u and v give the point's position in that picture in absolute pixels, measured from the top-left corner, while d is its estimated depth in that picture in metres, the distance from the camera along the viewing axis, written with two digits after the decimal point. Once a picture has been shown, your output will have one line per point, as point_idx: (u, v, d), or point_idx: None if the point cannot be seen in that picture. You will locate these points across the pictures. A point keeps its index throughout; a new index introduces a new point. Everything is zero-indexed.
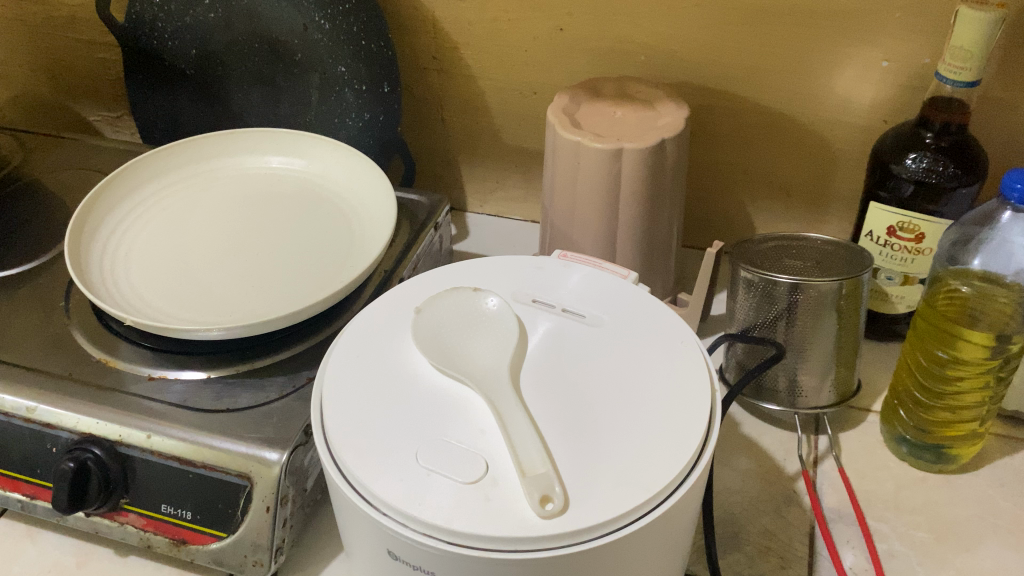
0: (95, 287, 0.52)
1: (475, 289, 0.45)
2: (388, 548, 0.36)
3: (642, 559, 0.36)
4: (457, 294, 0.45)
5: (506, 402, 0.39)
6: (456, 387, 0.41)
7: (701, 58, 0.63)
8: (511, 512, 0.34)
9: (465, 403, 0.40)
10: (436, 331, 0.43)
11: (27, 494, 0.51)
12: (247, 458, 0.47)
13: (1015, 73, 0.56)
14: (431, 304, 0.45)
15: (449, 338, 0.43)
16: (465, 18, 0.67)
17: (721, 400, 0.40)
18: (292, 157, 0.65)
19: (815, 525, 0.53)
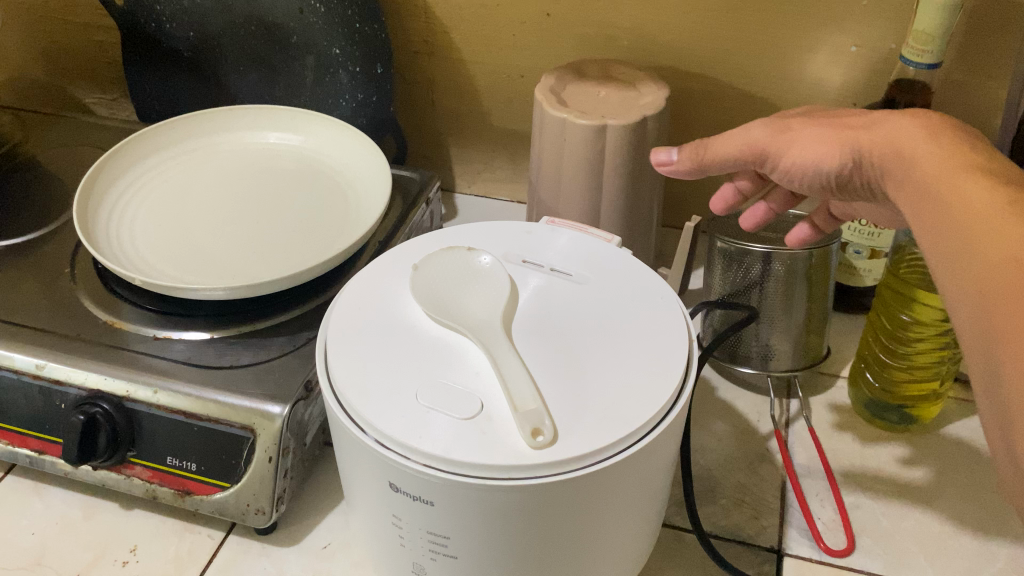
0: (103, 251, 0.54)
1: (469, 249, 0.48)
2: (389, 481, 0.39)
3: (623, 490, 0.39)
4: (451, 253, 0.48)
5: (500, 347, 0.42)
6: (453, 337, 0.43)
7: (681, 42, 0.66)
8: (505, 444, 0.37)
9: (460, 350, 0.42)
10: (431, 285, 0.46)
11: (35, 450, 0.53)
12: (250, 411, 0.49)
13: (974, 58, 0.59)
14: (427, 261, 0.47)
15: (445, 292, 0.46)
16: (456, 3, 0.70)
17: (697, 351, 0.43)
18: (289, 133, 0.68)
19: (786, 479, 0.57)
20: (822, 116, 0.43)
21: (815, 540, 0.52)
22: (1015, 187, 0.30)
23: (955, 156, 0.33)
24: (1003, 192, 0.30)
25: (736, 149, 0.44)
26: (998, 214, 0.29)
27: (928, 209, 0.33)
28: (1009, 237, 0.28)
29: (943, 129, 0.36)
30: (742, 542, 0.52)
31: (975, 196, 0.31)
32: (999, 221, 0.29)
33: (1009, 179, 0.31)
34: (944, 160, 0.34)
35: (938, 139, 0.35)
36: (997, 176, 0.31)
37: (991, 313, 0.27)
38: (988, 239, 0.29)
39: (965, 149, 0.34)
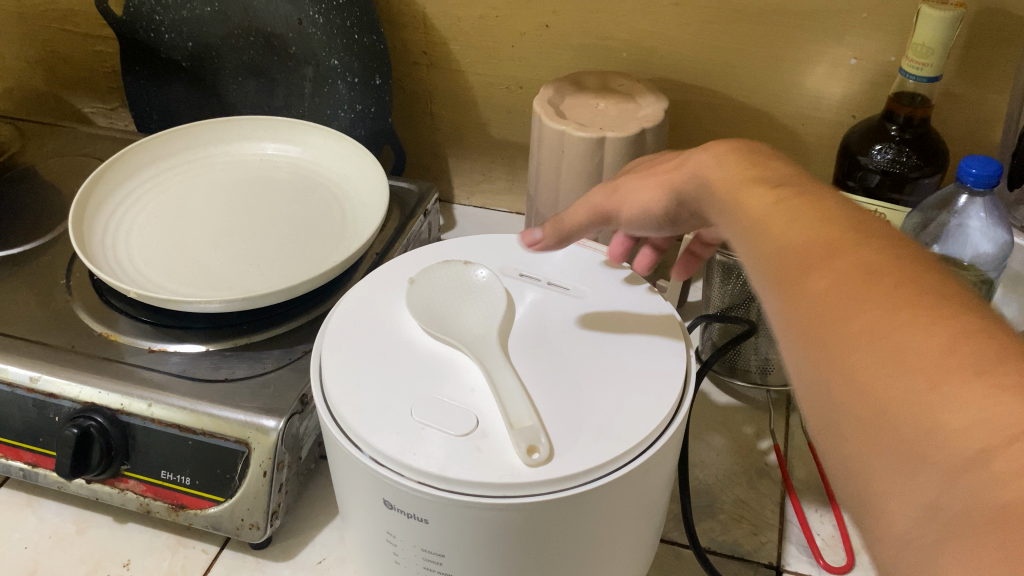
0: (98, 263, 0.54)
1: (466, 262, 0.48)
2: (384, 498, 0.39)
3: (619, 508, 0.39)
4: (448, 267, 0.48)
5: (496, 362, 0.42)
6: (449, 351, 0.43)
7: (680, 54, 0.66)
8: (499, 462, 0.37)
9: (457, 365, 0.42)
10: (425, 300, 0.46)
11: (29, 462, 0.53)
12: (245, 426, 0.49)
13: (975, 71, 0.59)
14: (423, 275, 0.47)
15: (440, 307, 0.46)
16: (454, 14, 0.69)
17: (695, 367, 0.43)
18: (287, 144, 0.68)
19: (785, 495, 0.56)
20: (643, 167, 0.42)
21: (813, 557, 0.52)
22: (781, 187, 0.31)
23: (737, 170, 0.33)
24: (774, 194, 0.30)
25: (579, 219, 0.42)
26: (767, 212, 0.30)
27: (725, 220, 0.33)
28: (778, 230, 0.29)
29: (733, 146, 0.35)
30: (741, 559, 0.52)
31: (754, 205, 0.31)
32: (771, 218, 0.29)
33: (778, 180, 0.31)
34: (731, 178, 0.33)
35: (722, 160, 0.35)
36: (773, 179, 0.31)
37: (776, 300, 0.28)
38: (765, 235, 0.29)
39: (749, 157, 0.34)
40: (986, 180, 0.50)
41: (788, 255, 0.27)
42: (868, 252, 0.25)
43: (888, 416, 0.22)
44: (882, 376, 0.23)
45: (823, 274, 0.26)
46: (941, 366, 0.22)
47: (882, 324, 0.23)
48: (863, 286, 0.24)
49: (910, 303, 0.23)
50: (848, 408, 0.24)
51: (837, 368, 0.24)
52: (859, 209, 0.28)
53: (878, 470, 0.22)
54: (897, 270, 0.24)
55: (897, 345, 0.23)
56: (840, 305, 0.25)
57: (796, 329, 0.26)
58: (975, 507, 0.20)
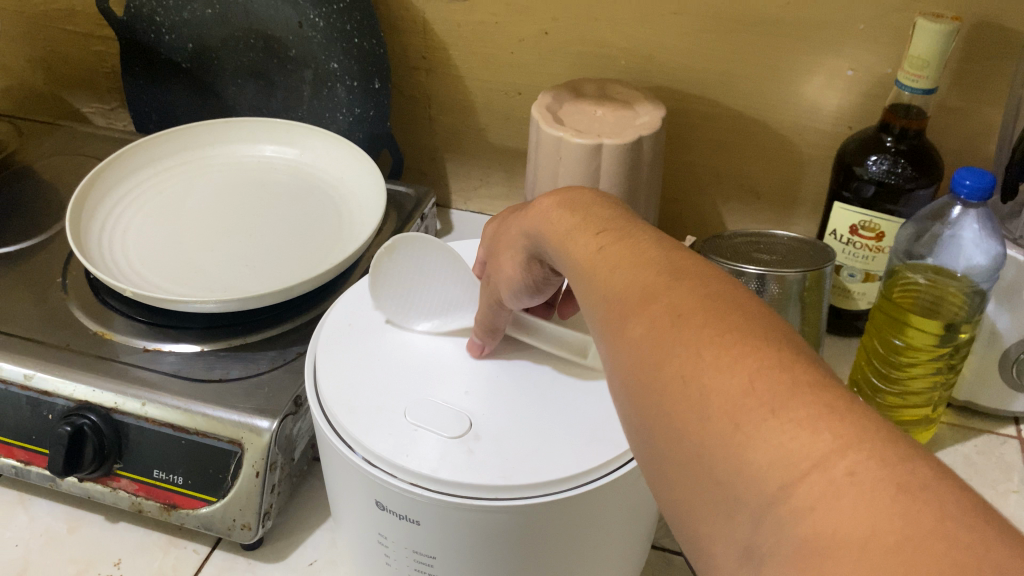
0: (95, 262, 0.54)
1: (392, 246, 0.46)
2: (376, 499, 0.39)
3: (611, 513, 0.39)
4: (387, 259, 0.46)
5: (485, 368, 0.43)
6: (438, 356, 0.43)
7: (679, 64, 0.66)
8: (492, 464, 0.37)
9: (443, 369, 0.42)
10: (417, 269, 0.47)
11: (21, 460, 0.53)
12: (238, 426, 0.49)
13: (970, 84, 0.60)
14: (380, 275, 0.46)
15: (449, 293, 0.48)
16: (454, 20, 0.70)
17: None
18: (285, 146, 0.68)
19: None
20: (497, 242, 0.44)
21: None
22: (606, 233, 0.33)
23: (565, 222, 0.35)
24: (597, 241, 0.33)
25: (480, 310, 0.43)
26: (595, 260, 0.32)
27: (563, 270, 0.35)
28: (605, 277, 0.31)
29: (558, 207, 0.37)
30: None
31: (581, 255, 0.33)
32: (599, 265, 0.32)
33: (603, 226, 0.34)
34: (560, 230, 0.36)
35: (551, 215, 0.37)
36: (597, 227, 0.34)
37: (607, 344, 0.30)
38: (596, 281, 0.32)
39: (580, 206, 0.36)
40: (980, 193, 0.50)
41: (618, 302, 0.30)
42: (676, 295, 0.28)
43: (699, 454, 0.24)
44: (690, 417, 0.24)
45: (639, 322, 0.28)
46: (739, 406, 0.23)
47: (688, 366, 0.25)
48: (669, 332, 0.26)
49: (711, 345, 0.25)
50: (668, 449, 0.25)
51: (656, 410, 0.26)
52: (672, 247, 0.31)
53: (699, 509, 0.24)
54: (700, 312, 0.26)
55: (701, 388, 0.24)
56: (652, 351, 0.27)
57: (621, 374, 0.28)
58: (779, 539, 0.22)
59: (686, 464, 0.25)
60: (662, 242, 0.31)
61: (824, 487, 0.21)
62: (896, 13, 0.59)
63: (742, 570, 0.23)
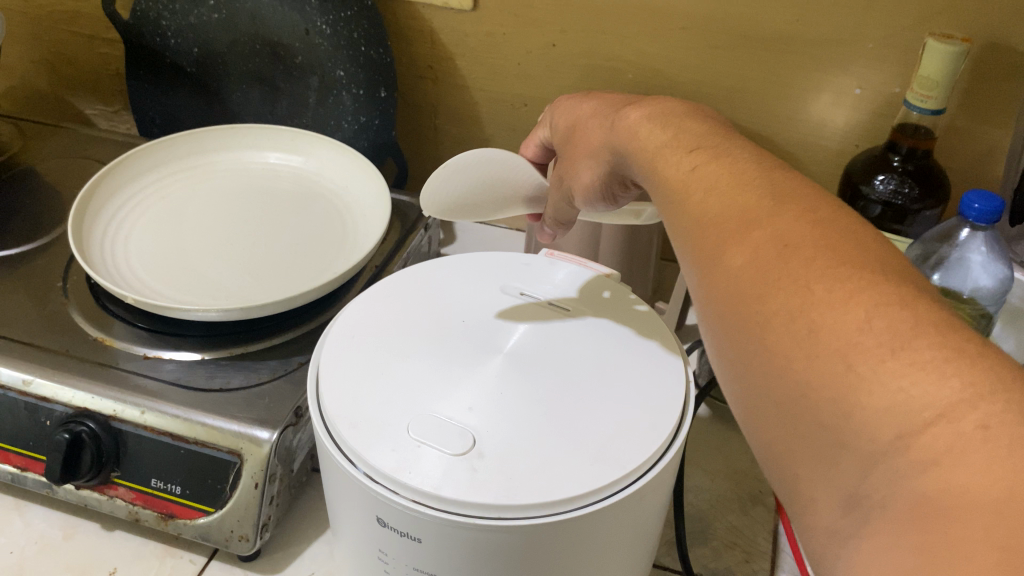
0: (99, 270, 0.53)
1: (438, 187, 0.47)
2: (377, 515, 0.38)
3: (612, 536, 0.39)
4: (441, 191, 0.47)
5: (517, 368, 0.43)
6: (462, 360, 0.44)
7: (686, 78, 0.66)
8: (495, 482, 0.36)
9: (468, 369, 0.43)
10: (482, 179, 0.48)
11: (18, 466, 0.52)
12: (238, 436, 0.48)
13: (979, 105, 0.59)
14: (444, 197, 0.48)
15: (509, 200, 0.50)
16: (461, 30, 0.70)
17: (694, 395, 0.43)
18: (289, 153, 0.68)
19: (778, 523, 0.56)
20: (574, 137, 0.45)
21: None
22: (699, 152, 0.33)
23: (656, 137, 0.36)
24: (690, 160, 0.33)
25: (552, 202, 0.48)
26: (687, 180, 0.32)
27: (648, 186, 0.36)
28: (698, 201, 0.31)
29: (651, 112, 0.38)
30: None
31: (673, 174, 0.33)
32: (691, 187, 0.32)
33: (696, 143, 0.34)
34: (652, 143, 0.36)
35: (645, 129, 0.37)
36: (689, 145, 0.34)
37: (701, 272, 0.30)
38: (689, 201, 0.32)
39: (673, 122, 0.36)
40: (988, 216, 0.50)
41: (715, 227, 0.30)
42: (781, 221, 0.28)
43: (803, 390, 0.25)
44: (797, 350, 0.25)
45: (740, 248, 0.28)
46: (854, 346, 0.24)
47: (799, 297, 0.26)
48: (776, 263, 0.27)
49: (821, 279, 0.25)
50: (768, 378, 0.26)
51: (757, 339, 0.27)
52: (769, 170, 0.31)
53: (798, 444, 0.25)
54: (810, 241, 0.27)
55: (811, 324, 0.25)
56: (756, 281, 0.27)
57: (719, 301, 0.29)
58: (894, 492, 0.22)
59: (786, 396, 0.26)
60: (761, 163, 0.31)
61: (952, 437, 0.21)
62: (905, 32, 0.58)
63: (854, 527, 0.23)
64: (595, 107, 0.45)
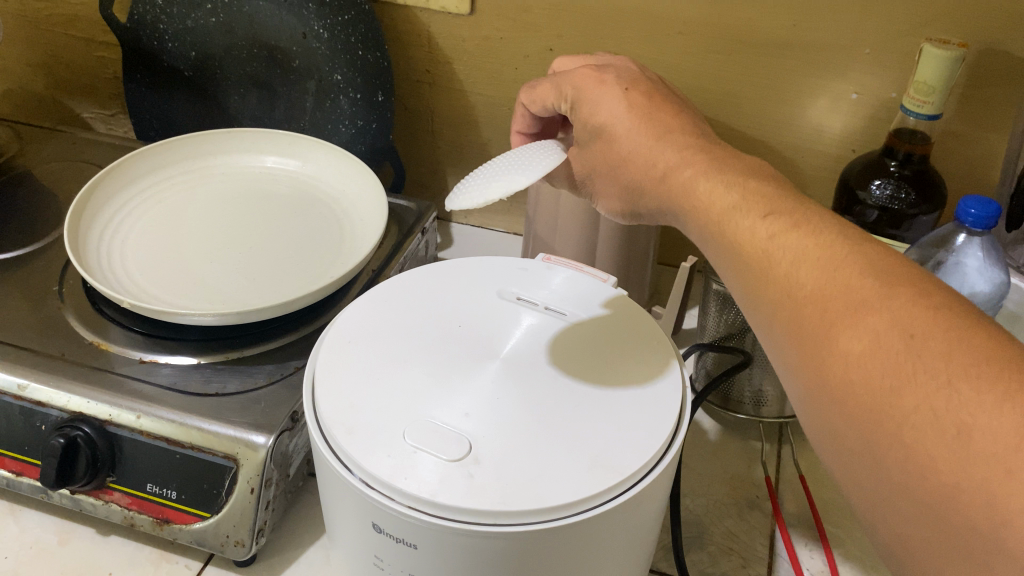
0: (93, 271, 0.53)
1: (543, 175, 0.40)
2: (373, 521, 0.38)
3: (607, 542, 0.38)
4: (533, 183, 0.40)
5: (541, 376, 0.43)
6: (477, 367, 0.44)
7: (683, 84, 0.66)
8: (492, 488, 0.36)
9: (472, 373, 0.43)
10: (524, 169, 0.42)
11: (13, 471, 0.52)
12: (233, 441, 0.48)
13: (976, 111, 0.60)
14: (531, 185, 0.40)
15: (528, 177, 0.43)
16: (459, 34, 0.70)
17: (690, 401, 0.43)
18: (287, 157, 0.68)
19: (775, 528, 0.56)
20: (604, 149, 0.42)
21: None
22: (776, 217, 0.33)
23: (722, 194, 0.35)
24: (765, 227, 0.33)
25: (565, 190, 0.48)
26: (771, 250, 0.33)
27: (717, 246, 0.36)
28: (788, 278, 0.32)
29: (709, 160, 0.37)
30: None
31: (751, 245, 0.34)
32: (781, 260, 0.32)
33: (768, 207, 0.34)
34: (713, 203, 0.36)
35: (703, 183, 0.36)
36: (762, 207, 0.34)
37: (805, 354, 0.31)
38: (780, 276, 0.32)
39: (732, 175, 0.36)
40: (985, 221, 0.50)
41: (818, 308, 0.30)
42: (897, 308, 0.28)
43: (932, 477, 0.25)
44: (935, 441, 0.25)
45: (857, 335, 0.28)
46: (1010, 450, 0.24)
47: (939, 394, 0.26)
48: (902, 351, 0.27)
49: (961, 376, 0.25)
50: (907, 477, 0.26)
51: (881, 427, 0.27)
52: (852, 245, 0.31)
53: (943, 547, 0.25)
54: (935, 331, 0.27)
55: (958, 425, 0.25)
56: (881, 368, 0.27)
57: (835, 390, 0.29)
58: None
59: (920, 482, 0.26)
60: (847, 236, 0.32)
61: None
62: (902, 38, 0.59)
63: None
64: (617, 110, 0.41)
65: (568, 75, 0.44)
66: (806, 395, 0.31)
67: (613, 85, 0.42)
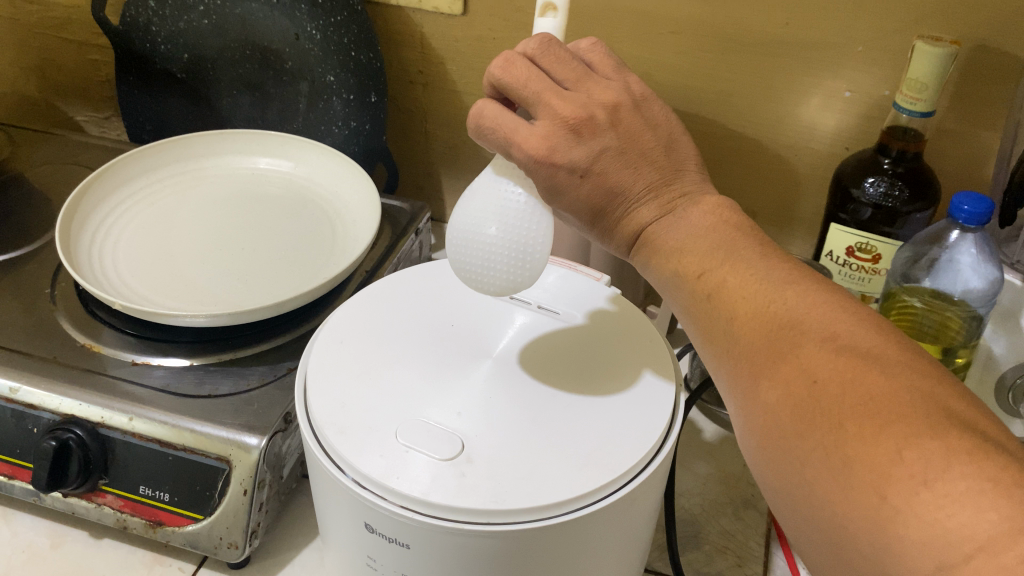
0: (84, 272, 0.53)
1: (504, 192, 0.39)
2: (365, 521, 0.38)
3: (602, 540, 0.38)
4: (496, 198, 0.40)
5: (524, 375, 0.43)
6: (463, 369, 0.43)
7: (677, 82, 0.66)
8: (484, 487, 0.36)
9: (467, 372, 0.43)
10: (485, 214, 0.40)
11: (4, 474, 0.52)
12: (226, 443, 0.48)
13: (968, 108, 0.60)
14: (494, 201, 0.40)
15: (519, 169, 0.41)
16: (451, 34, 0.70)
17: (684, 399, 0.43)
18: (279, 159, 0.68)
19: (771, 527, 0.56)
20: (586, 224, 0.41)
21: None
22: (710, 276, 0.35)
23: (668, 259, 0.37)
24: (704, 281, 0.35)
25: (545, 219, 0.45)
26: (708, 308, 0.34)
27: (668, 296, 0.38)
28: (723, 328, 0.34)
29: (664, 225, 0.38)
30: None
31: (692, 298, 0.35)
32: (716, 317, 0.34)
33: (702, 266, 0.35)
34: (668, 262, 0.37)
35: (664, 241, 0.38)
36: (698, 264, 0.35)
37: (739, 397, 0.33)
38: (717, 331, 0.34)
39: (687, 227, 0.37)
40: (978, 218, 0.50)
41: (748, 359, 0.32)
42: (809, 354, 0.30)
43: (833, 506, 0.27)
44: (837, 482, 0.27)
45: (774, 382, 0.31)
46: (888, 478, 0.26)
47: (834, 435, 0.28)
48: (810, 400, 0.29)
49: (853, 415, 0.28)
50: (811, 509, 0.29)
51: (793, 464, 0.29)
52: (778, 285, 0.33)
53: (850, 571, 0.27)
54: (834, 376, 0.29)
55: (844, 458, 0.27)
56: (793, 416, 0.29)
57: (760, 433, 0.31)
58: None
59: (822, 517, 0.28)
60: (773, 269, 0.33)
61: None
62: (895, 35, 0.58)
63: None
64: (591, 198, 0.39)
65: (513, 142, 0.38)
66: (741, 431, 0.33)
67: (567, 170, 0.38)
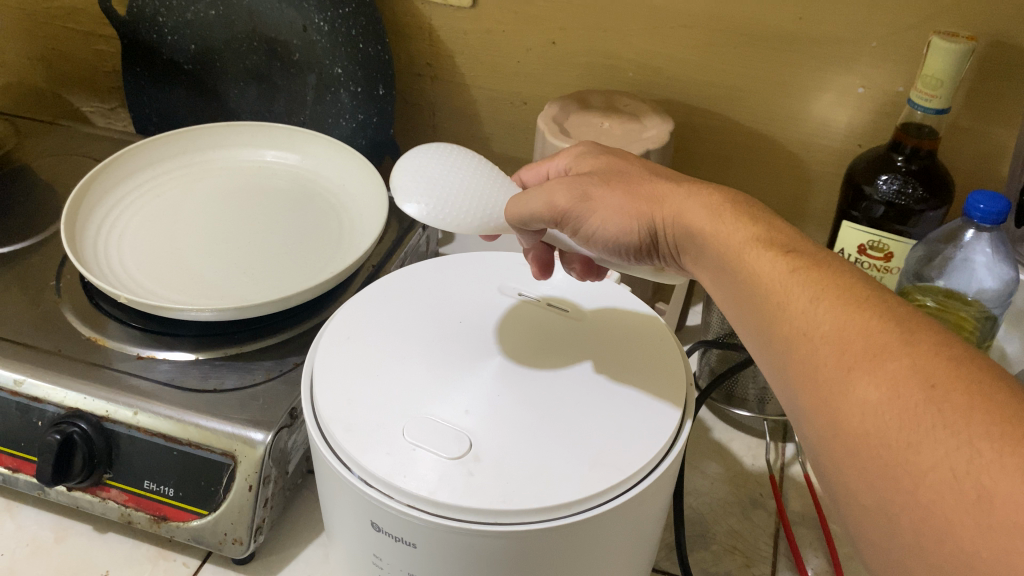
0: (90, 266, 0.53)
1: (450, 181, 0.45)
2: (371, 519, 0.38)
3: (608, 544, 0.38)
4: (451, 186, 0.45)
5: (534, 372, 0.43)
6: (481, 367, 0.43)
7: (686, 76, 0.66)
8: (492, 486, 0.36)
9: (480, 368, 0.43)
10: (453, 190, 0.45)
11: (9, 467, 0.52)
12: (232, 438, 0.48)
13: (984, 104, 0.59)
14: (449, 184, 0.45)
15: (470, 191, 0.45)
16: (461, 27, 0.69)
17: (695, 399, 0.43)
18: (287, 152, 0.67)
19: (779, 527, 0.56)
20: (639, 175, 0.43)
21: None
22: (797, 256, 0.34)
23: (742, 230, 0.36)
24: (788, 262, 0.34)
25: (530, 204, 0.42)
26: (788, 284, 0.33)
27: (730, 277, 0.36)
28: (802, 312, 0.32)
29: (734, 201, 0.38)
30: None
31: (769, 269, 0.34)
32: (793, 290, 0.32)
33: (789, 246, 0.35)
34: (736, 234, 0.36)
35: (732, 221, 0.37)
36: (782, 245, 0.35)
37: (815, 403, 0.30)
38: (789, 306, 0.32)
39: (758, 217, 0.37)
40: (994, 216, 0.49)
41: (833, 347, 0.30)
42: (922, 357, 0.27)
43: (950, 542, 0.24)
44: (956, 505, 0.24)
45: (875, 380, 0.28)
46: None
47: (965, 460, 0.24)
48: (919, 402, 0.26)
49: (988, 439, 0.24)
50: (919, 539, 0.25)
51: (898, 485, 0.26)
52: (874, 290, 0.31)
53: None
54: (959, 384, 0.26)
55: (979, 489, 0.24)
56: (899, 424, 0.26)
57: (845, 440, 0.28)
58: None
59: (932, 551, 0.25)
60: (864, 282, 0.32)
61: None
62: (910, 31, 0.58)
63: None
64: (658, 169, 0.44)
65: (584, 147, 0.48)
66: (814, 439, 0.30)
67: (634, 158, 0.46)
